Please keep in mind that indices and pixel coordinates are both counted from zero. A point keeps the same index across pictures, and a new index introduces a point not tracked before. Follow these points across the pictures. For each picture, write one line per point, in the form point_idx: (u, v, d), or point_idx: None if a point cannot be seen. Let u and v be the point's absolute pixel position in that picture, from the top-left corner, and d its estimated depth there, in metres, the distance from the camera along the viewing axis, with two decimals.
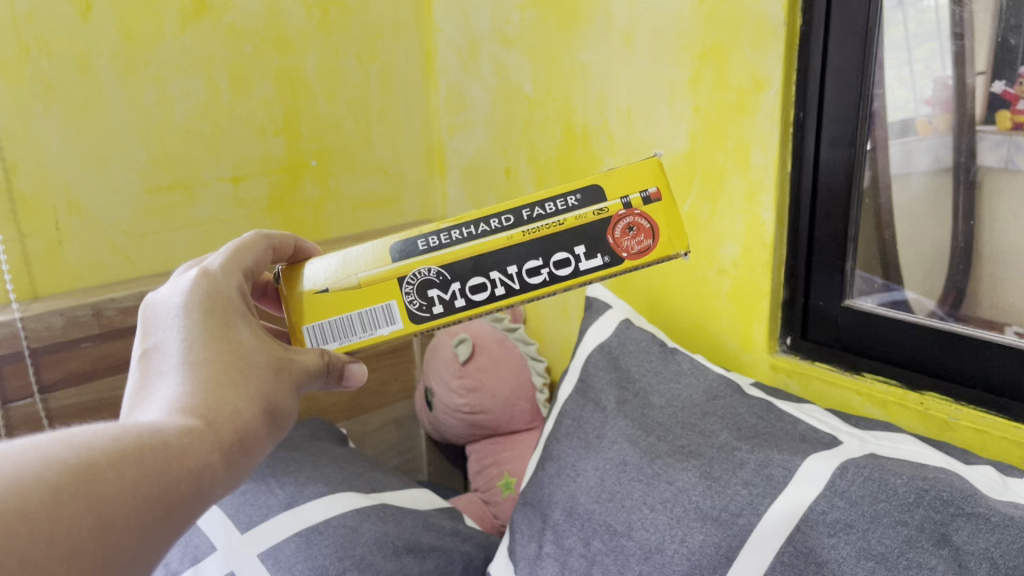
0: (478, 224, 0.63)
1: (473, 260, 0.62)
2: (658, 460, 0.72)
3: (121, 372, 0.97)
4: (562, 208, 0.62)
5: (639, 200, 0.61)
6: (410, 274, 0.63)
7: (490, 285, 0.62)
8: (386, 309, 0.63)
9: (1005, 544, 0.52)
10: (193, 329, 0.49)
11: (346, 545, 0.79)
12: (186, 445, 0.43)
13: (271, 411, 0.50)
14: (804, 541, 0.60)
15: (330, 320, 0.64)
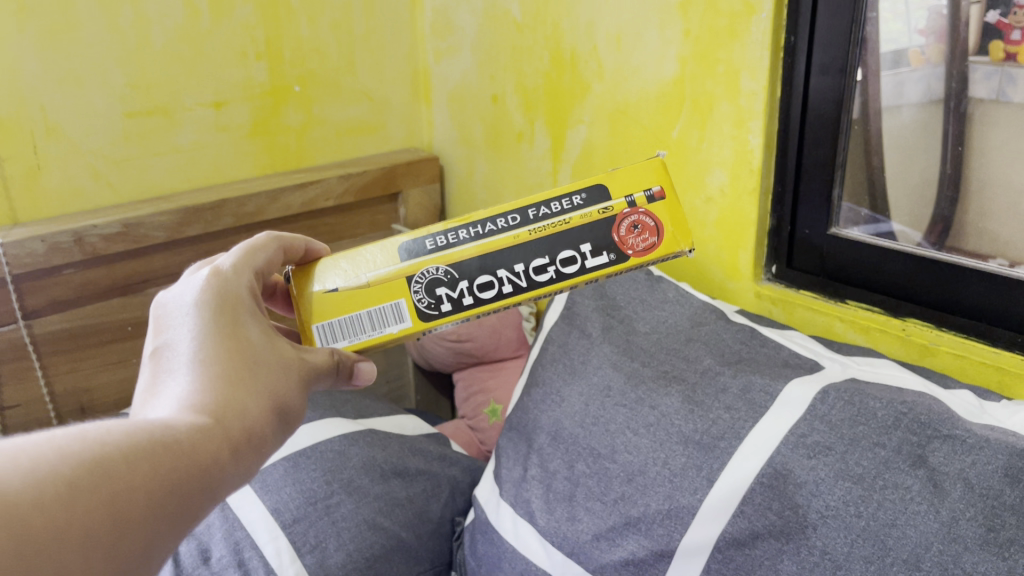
0: (485, 223, 0.62)
1: (480, 259, 0.61)
2: (642, 385, 0.72)
3: (105, 299, 0.96)
4: (568, 207, 0.61)
5: (645, 198, 0.60)
6: (418, 272, 0.61)
7: (497, 283, 0.61)
8: (394, 307, 0.62)
9: (979, 465, 0.54)
10: (205, 328, 0.47)
11: (334, 469, 0.80)
12: (196, 440, 0.41)
13: (280, 409, 0.48)
14: (784, 462, 0.61)
15: (340, 319, 0.62)
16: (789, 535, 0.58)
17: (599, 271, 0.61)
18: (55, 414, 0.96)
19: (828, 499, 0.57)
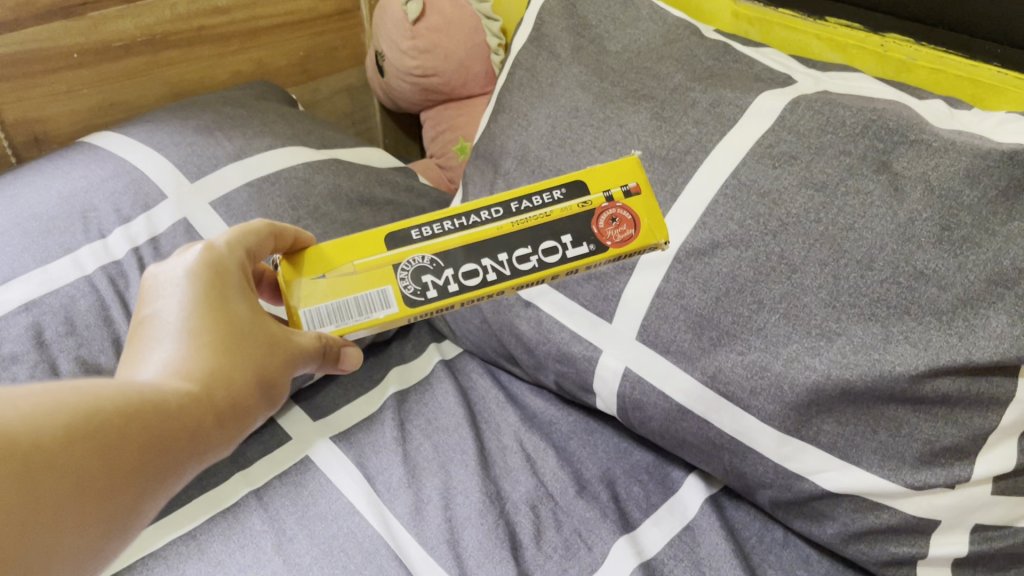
0: (465, 218, 0.56)
1: (464, 247, 0.55)
2: (610, 105, 0.71)
3: (44, 22, 0.90)
4: (547, 204, 0.56)
5: (621, 196, 0.56)
6: (406, 258, 0.55)
7: (482, 272, 0.55)
8: (381, 293, 0.54)
9: (942, 168, 0.54)
10: (195, 293, 0.44)
11: (300, 196, 0.78)
12: (176, 409, 0.39)
13: (265, 382, 0.46)
14: (749, 174, 0.61)
15: (325, 304, 0.54)
16: (748, 244, 0.59)
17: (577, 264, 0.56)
18: (10, 147, 0.94)
19: (789, 207, 0.58)
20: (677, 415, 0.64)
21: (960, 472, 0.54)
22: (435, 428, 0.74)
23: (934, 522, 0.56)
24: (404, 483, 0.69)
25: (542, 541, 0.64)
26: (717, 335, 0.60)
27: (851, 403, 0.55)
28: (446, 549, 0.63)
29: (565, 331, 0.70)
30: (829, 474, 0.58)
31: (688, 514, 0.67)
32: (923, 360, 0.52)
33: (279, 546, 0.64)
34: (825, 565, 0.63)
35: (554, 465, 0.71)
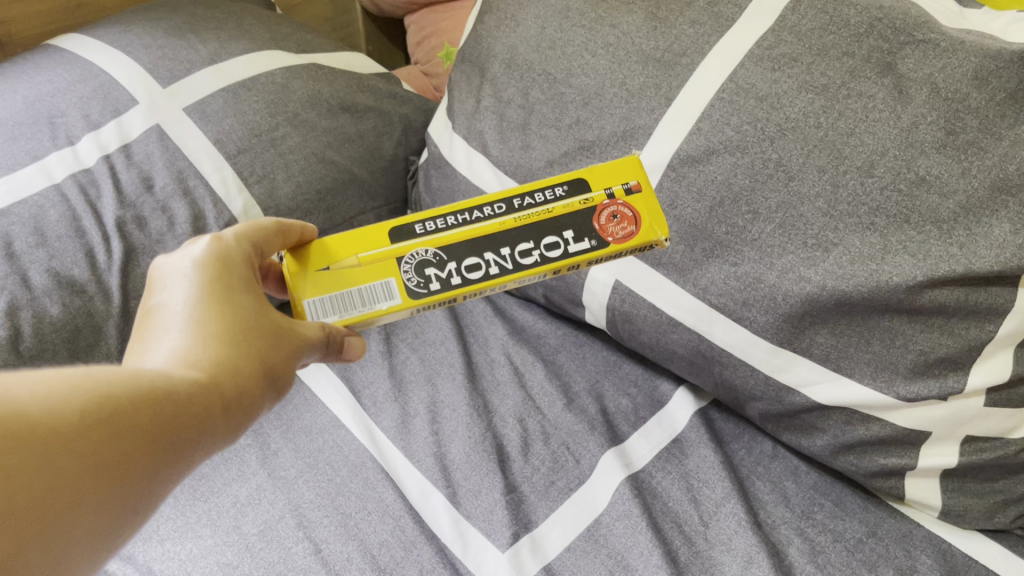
0: (465, 215, 0.51)
1: (465, 239, 0.51)
2: (602, 4, 0.67)
3: None
4: (548, 201, 0.52)
5: (624, 191, 0.53)
6: (410, 251, 0.50)
7: (484, 265, 0.50)
8: (385, 286, 0.50)
9: (949, 70, 0.51)
10: (205, 282, 0.41)
11: (278, 102, 0.74)
12: (184, 401, 0.37)
13: (277, 375, 0.43)
14: (746, 77, 0.58)
15: (327, 295, 0.49)
16: (744, 150, 0.57)
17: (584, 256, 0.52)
18: None
19: (788, 112, 0.55)
20: (668, 328, 0.63)
21: (954, 383, 0.53)
22: (422, 342, 0.73)
23: (925, 433, 0.56)
24: (390, 396, 0.68)
25: (530, 455, 0.64)
26: (710, 247, 0.59)
27: (846, 315, 0.54)
28: (433, 462, 0.63)
29: None
30: (822, 385, 0.57)
31: (676, 428, 0.66)
32: (921, 270, 0.51)
33: (264, 460, 0.63)
34: (813, 477, 0.63)
35: (542, 378, 0.70)
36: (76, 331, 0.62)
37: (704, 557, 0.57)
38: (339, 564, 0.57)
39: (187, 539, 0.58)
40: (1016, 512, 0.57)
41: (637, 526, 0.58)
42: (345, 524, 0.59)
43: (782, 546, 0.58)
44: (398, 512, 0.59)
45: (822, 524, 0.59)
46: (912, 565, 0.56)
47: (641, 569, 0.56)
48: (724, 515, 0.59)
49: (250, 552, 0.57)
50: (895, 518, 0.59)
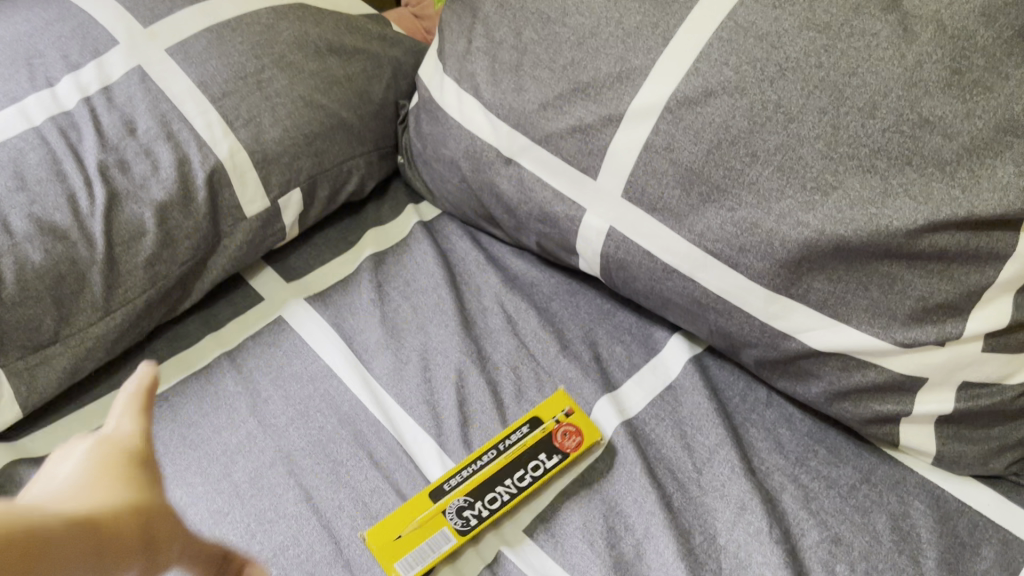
0: (476, 458, 0.59)
1: (493, 463, 0.59)
2: None
3: None
4: (521, 439, 0.60)
5: (564, 416, 0.61)
6: (448, 504, 0.56)
7: (513, 465, 0.58)
8: (440, 541, 0.54)
9: (956, 7, 0.50)
10: (97, 457, 0.36)
11: (263, 44, 0.72)
12: (59, 542, 0.31)
13: (152, 559, 0.36)
14: (747, 15, 0.55)
15: (406, 559, 0.53)
16: (743, 91, 0.55)
17: (558, 470, 0.58)
18: None
19: (788, 51, 0.54)
20: (662, 276, 0.62)
21: (951, 329, 0.53)
22: (414, 289, 0.71)
23: (921, 380, 0.55)
24: (382, 344, 0.67)
25: (523, 401, 0.64)
26: (707, 192, 0.57)
27: (843, 261, 0.53)
28: (426, 410, 0.62)
29: (548, 189, 0.66)
30: (818, 333, 0.56)
31: (670, 375, 0.65)
32: (921, 215, 0.50)
33: (254, 408, 0.62)
34: (808, 424, 0.62)
35: (535, 325, 0.69)
36: (60, 278, 0.60)
37: (698, 503, 0.57)
38: (331, 512, 0.56)
39: (177, 487, 0.58)
40: (1011, 458, 0.57)
41: (632, 473, 0.58)
42: (337, 472, 0.59)
43: (776, 493, 0.58)
44: (389, 467, 0.59)
45: (816, 471, 0.59)
46: (904, 511, 0.57)
47: (634, 516, 0.56)
48: (718, 462, 0.59)
49: (242, 500, 0.57)
50: (889, 465, 0.59)
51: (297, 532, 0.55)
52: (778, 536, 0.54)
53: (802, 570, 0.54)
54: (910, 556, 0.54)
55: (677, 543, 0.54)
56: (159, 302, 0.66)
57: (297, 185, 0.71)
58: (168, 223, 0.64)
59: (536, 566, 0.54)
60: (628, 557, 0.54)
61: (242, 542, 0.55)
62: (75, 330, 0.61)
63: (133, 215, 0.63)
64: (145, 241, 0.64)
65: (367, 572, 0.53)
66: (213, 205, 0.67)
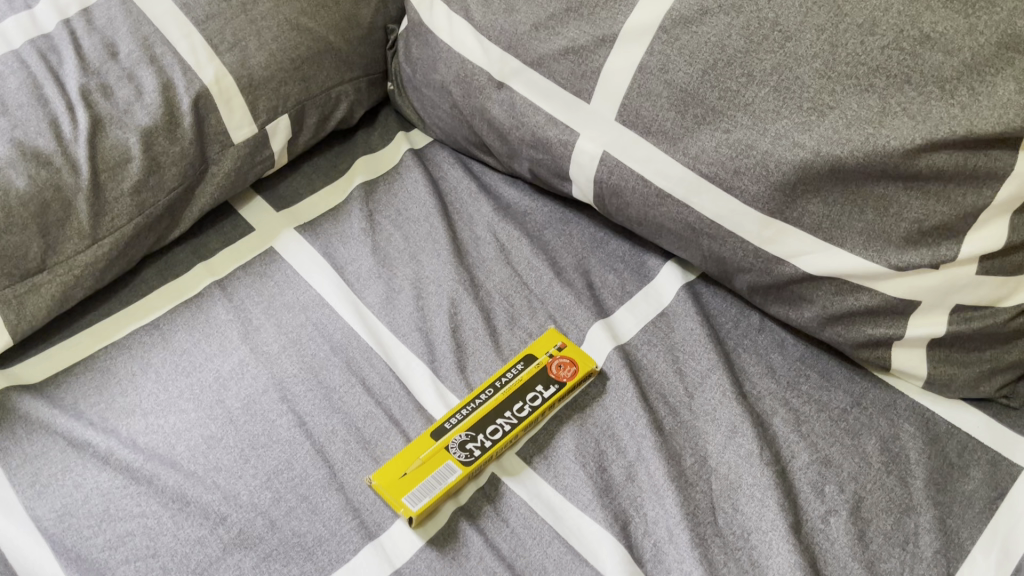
0: (476, 396, 0.58)
1: (496, 397, 0.58)
2: None
3: None
4: (516, 376, 0.59)
5: (558, 350, 0.61)
6: (451, 441, 0.56)
7: (517, 393, 0.58)
8: (448, 473, 0.54)
9: None
10: None
11: None
12: None
13: None
14: None
15: (413, 493, 0.53)
16: (739, 9, 0.54)
17: (556, 400, 0.58)
18: None
19: None
20: (656, 201, 0.60)
21: (946, 252, 0.53)
22: (406, 218, 0.71)
23: (914, 304, 0.55)
24: (374, 273, 0.66)
25: (516, 327, 0.64)
26: (702, 113, 0.56)
27: (839, 182, 0.53)
28: (418, 337, 0.62)
29: (541, 114, 0.64)
30: (812, 256, 0.56)
31: (664, 301, 0.65)
32: (919, 133, 0.49)
33: (245, 335, 0.62)
34: (800, 349, 0.62)
35: (528, 253, 0.68)
36: (45, 204, 0.59)
37: (689, 427, 0.57)
38: (324, 436, 0.57)
39: (170, 414, 0.58)
40: (1002, 381, 0.57)
41: (625, 397, 0.58)
42: (329, 398, 0.59)
43: (767, 416, 0.58)
44: (381, 394, 0.59)
45: (808, 395, 0.59)
46: (894, 434, 0.57)
47: (627, 439, 0.57)
48: (709, 387, 0.59)
49: (235, 425, 0.57)
50: (880, 389, 0.59)
51: (291, 456, 0.55)
52: (768, 458, 0.55)
53: (792, 491, 0.54)
54: (898, 477, 0.55)
55: (668, 465, 0.54)
56: (147, 231, 0.65)
57: (286, 111, 0.70)
58: (153, 150, 0.63)
59: (536, 493, 0.54)
60: (619, 478, 0.55)
61: (236, 466, 0.55)
62: (63, 259, 0.61)
63: (118, 141, 0.62)
64: (131, 167, 0.62)
65: (361, 494, 0.54)
66: (200, 131, 0.66)
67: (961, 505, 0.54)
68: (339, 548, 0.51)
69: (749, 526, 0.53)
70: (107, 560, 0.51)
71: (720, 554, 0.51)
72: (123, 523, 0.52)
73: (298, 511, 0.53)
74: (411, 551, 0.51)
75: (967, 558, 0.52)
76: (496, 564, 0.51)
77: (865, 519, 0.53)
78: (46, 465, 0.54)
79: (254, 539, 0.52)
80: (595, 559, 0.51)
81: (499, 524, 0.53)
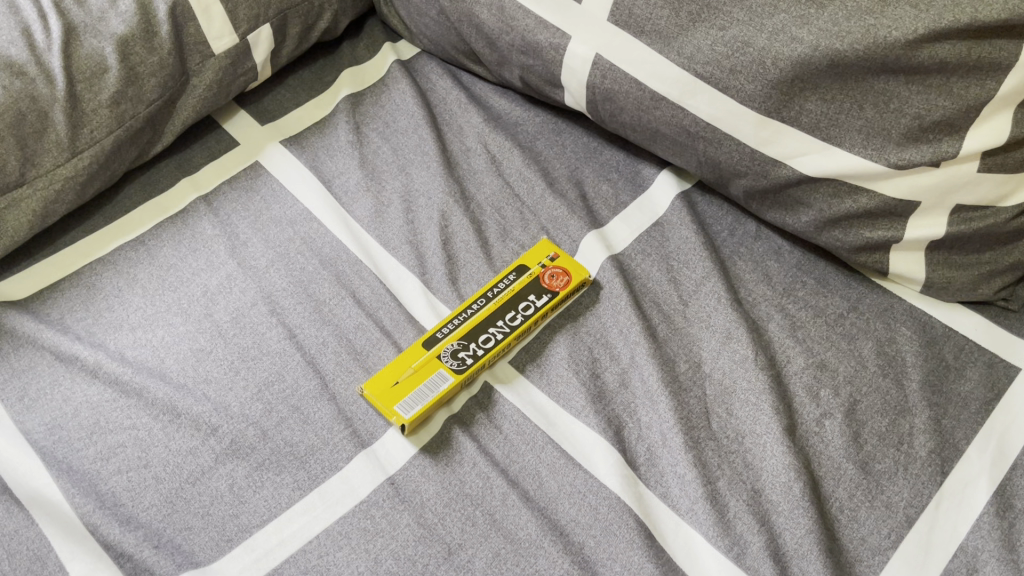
0: (467, 306, 0.57)
1: (488, 306, 0.57)
2: None
3: None
4: (508, 287, 0.58)
5: (551, 260, 0.60)
6: (442, 350, 0.55)
7: (510, 304, 0.57)
8: (440, 381, 0.53)
9: None
10: None
11: None
12: None
13: None
14: None
15: (406, 401, 0.52)
16: None
17: (548, 309, 0.57)
18: None
19: None
20: (650, 105, 0.59)
21: (948, 148, 0.51)
22: (394, 131, 0.69)
23: (913, 204, 0.54)
24: (362, 186, 0.65)
25: (508, 239, 0.63)
26: (697, 10, 0.54)
27: (839, 78, 0.51)
28: (408, 250, 0.61)
29: (531, 16, 0.62)
30: (809, 157, 0.54)
31: (658, 211, 0.64)
32: (921, 23, 0.48)
33: (233, 250, 0.61)
34: (797, 255, 0.61)
35: (519, 164, 0.66)
36: (22, 116, 0.58)
37: (683, 334, 0.57)
38: (315, 348, 0.56)
39: (158, 327, 0.57)
40: (1001, 283, 0.56)
41: (618, 304, 0.57)
42: (319, 311, 0.58)
43: (762, 322, 0.57)
44: (372, 306, 0.58)
45: (804, 301, 0.58)
46: (891, 337, 0.56)
47: (621, 346, 0.56)
48: (704, 294, 0.58)
49: (224, 338, 0.56)
50: (877, 293, 0.59)
51: (281, 368, 0.55)
52: (763, 363, 0.54)
53: (787, 395, 0.54)
54: (894, 380, 0.54)
55: (661, 370, 0.54)
56: (128, 145, 0.63)
57: (267, 21, 0.67)
58: (131, 59, 0.61)
59: (530, 401, 0.54)
60: (613, 385, 0.55)
61: (226, 378, 0.54)
62: (43, 172, 0.59)
63: (93, 50, 0.60)
64: (108, 77, 0.61)
65: (353, 404, 0.53)
66: (178, 40, 0.63)
67: (957, 406, 0.53)
68: (332, 457, 0.51)
69: (744, 430, 0.52)
70: (99, 471, 0.50)
71: (714, 457, 0.51)
72: (114, 435, 0.52)
73: (289, 422, 0.52)
74: (404, 458, 0.51)
75: (961, 457, 0.52)
76: (490, 469, 0.51)
77: (860, 421, 0.53)
78: (34, 379, 0.54)
79: (246, 449, 0.51)
80: (588, 464, 0.51)
81: (492, 431, 0.53)
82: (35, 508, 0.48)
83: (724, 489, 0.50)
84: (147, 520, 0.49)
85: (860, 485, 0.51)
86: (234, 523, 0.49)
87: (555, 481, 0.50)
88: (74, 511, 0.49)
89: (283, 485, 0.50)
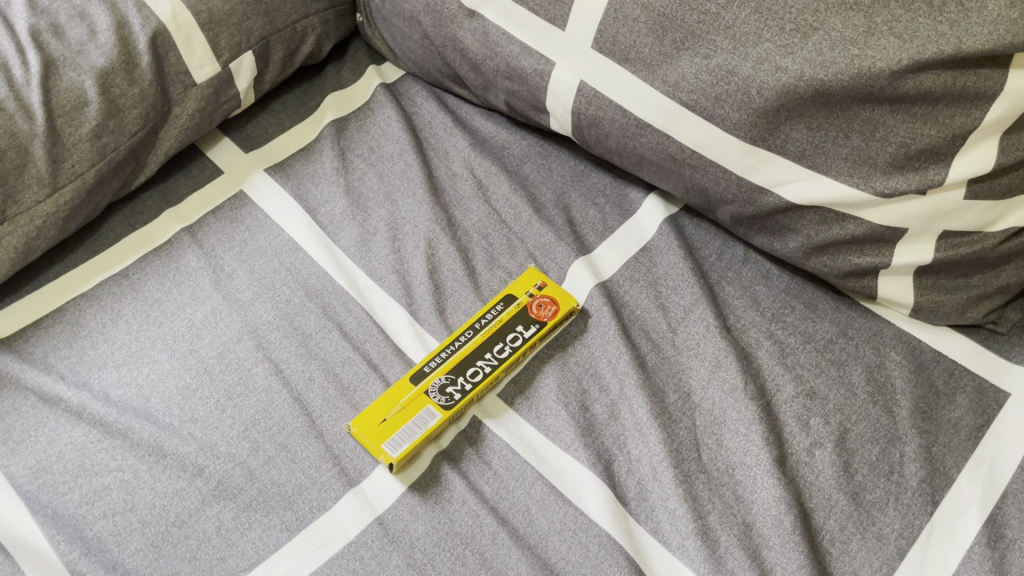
0: (455, 338, 0.57)
1: (476, 338, 0.57)
2: None
3: None
4: (496, 317, 0.58)
5: (538, 290, 0.59)
6: (430, 385, 0.55)
7: (498, 336, 0.57)
8: (428, 418, 0.53)
9: None
10: None
11: None
12: None
13: None
14: None
15: (394, 439, 0.52)
16: None
17: (536, 340, 0.57)
18: None
19: None
20: (636, 132, 0.58)
21: (934, 176, 0.51)
22: (379, 156, 0.68)
23: (900, 231, 0.54)
24: (348, 214, 0.65)
25: (495, 266, 0.62)
26: (681, 38, 0.54)
27: (823, 107, 0.51)
28: (395, 280, 0.61)
29: (514, 43, 0.61)
30: (795, 185, 0.54)
31: (646, 236, 0.63)
32: (906, 53, 0.47)
33: (217, 283, 0.61)
34: (785, 280, 0.61)
35: (506, 189, 0.66)
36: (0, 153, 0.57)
37: (672, 363, 0.56)
38: (302, 384, 0.55)
39: (143, 365, 0.56)
40: (990, 306, 0.56)
41: (606, 333, 0.57)
42: (306, 345, 0.57)
43: (751, 349, 0.57)
44: (358, 338, 0.58)
45: (793, 326, 0.58)
46: (880, 363, 0.56)
47: (609, 376, 0.56)
48: (692, 321, 0.58)
49: (210, 374, 0.56)
50: (866, 318, 0.59)
51: (268, 405, 0.54)
52: (753, 393, 0.54)
53: (778, 424, 0.53)
54: (884, 407, 0.54)
55: (651, 402, 0.54)
56: (111, 177, 0.62)
57: (249, 48, 0.67)
58: (111, 92, 0.61)
59: (519, 435, 0.54)
60: (602, 417, 0.54)
61: (212, 417, 0.54)
62: (24, 209, 0.58)
63: (73, 84, 0.60)
64: (89, 111, 0.60)
65: (340, 442, 0.53)
66: (159, 71, 0.63)
67: (947, 432, 0.53)
68: (320, 497, 0.51)
69: (734, 462, 0.52)
70: (84, 516, 0.50)
71: (704, 490, 0.51)
72: (99, 478, 0.51)
73: (276, 461, 0.52)
74: (393, 496, 0.51)
75: (952, 486, 0.51)
76: (479, 507, 0.50)
77: (850, 450, 0.53)
78: (17, 421, 0.53)
79: (233, 490, 0.51)
80: (578, 499, 0.51)
81: (481, 466, 0.52)
82: (20, 555, 0.48)
83: (715, 523, 0.50)
84: (133, 566, 0.48)
85: (850, 516, 0.50)
86: (222, 567, 0.48)
87: (545, 518, 0.50)
88: (59, 559, 0.48)
89: (271, 526, 0.50)
